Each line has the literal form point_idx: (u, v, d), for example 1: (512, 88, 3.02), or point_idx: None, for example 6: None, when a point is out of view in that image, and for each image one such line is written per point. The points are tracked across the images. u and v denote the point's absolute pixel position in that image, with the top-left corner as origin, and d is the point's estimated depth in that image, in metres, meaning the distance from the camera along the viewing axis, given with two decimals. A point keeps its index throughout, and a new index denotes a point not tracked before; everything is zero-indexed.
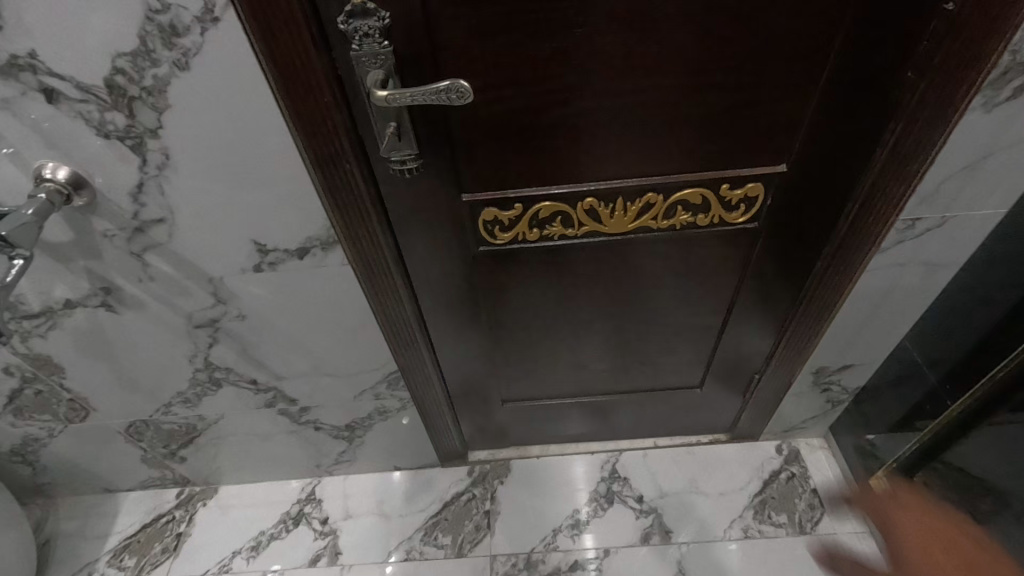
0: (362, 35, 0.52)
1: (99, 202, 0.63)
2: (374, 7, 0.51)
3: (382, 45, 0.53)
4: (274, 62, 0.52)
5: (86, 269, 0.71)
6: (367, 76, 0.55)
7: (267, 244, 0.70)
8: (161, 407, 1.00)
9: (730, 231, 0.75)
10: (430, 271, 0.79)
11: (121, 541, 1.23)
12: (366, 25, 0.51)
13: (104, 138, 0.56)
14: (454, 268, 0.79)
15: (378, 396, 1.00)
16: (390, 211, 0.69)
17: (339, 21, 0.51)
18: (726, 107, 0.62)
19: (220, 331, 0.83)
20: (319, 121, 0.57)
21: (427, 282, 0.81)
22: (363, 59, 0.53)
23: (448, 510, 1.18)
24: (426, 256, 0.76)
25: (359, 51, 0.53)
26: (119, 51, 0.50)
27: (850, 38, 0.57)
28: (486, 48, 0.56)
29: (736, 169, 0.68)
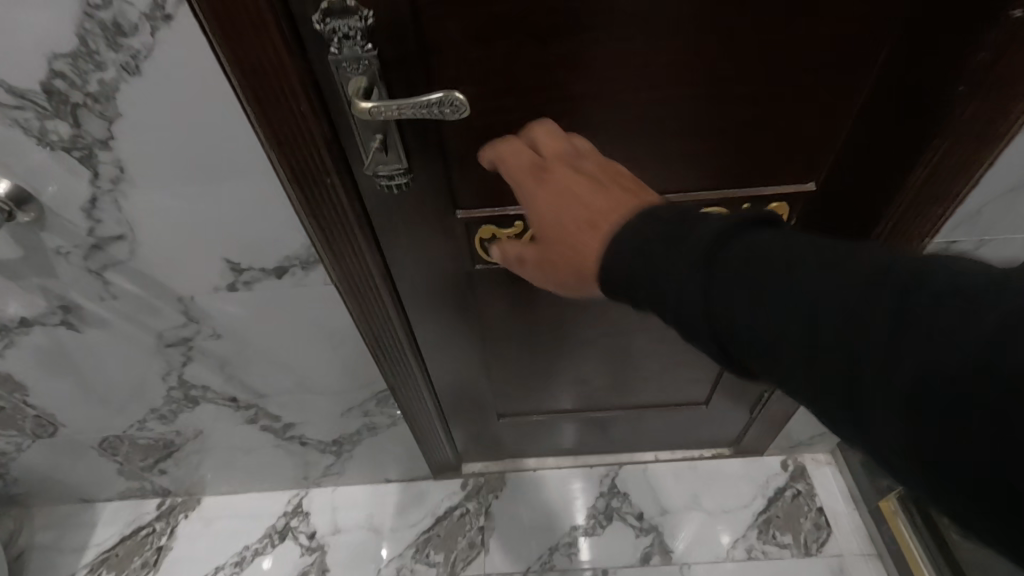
0: (342, 37, 0.45)
1: (48, 218, 0.56)
2: (355, 5, 0.44)
3: (365, 48, 0.46)
4: (238, 67, 0.45)
5: (40, 287, 0.64)
6: (349, 84, 0.48)
7: (240, 263, 0.63)
8: (134, 423, 0.94)
9: None
10: (421, 288, 0.73)
11: (98, 554, 1.18)
12: (346, 26, 0.44)
13: (48, 150, 0.49)
14: (448, 286, 0.73)
15: (367, 413, 0.95)
16: (379, 230, 0.63)
17: (314, 21, 0.44)
18: (750, 120, 0.56)
19: (194, 350, 0.77)
20: (294, 135, 0.50)
21: (418, 299, 0.75)
22: (343, 65, 0.47)
23: (441, 526, 1.14)
24: (416, 274, 0.70)
25: (338, 55, 0.46)
26: (55, 52, 0.43)
27: (897, 47, 0.50)
28: (483, 53, 0.49)
29: (759, 186, 0.63)
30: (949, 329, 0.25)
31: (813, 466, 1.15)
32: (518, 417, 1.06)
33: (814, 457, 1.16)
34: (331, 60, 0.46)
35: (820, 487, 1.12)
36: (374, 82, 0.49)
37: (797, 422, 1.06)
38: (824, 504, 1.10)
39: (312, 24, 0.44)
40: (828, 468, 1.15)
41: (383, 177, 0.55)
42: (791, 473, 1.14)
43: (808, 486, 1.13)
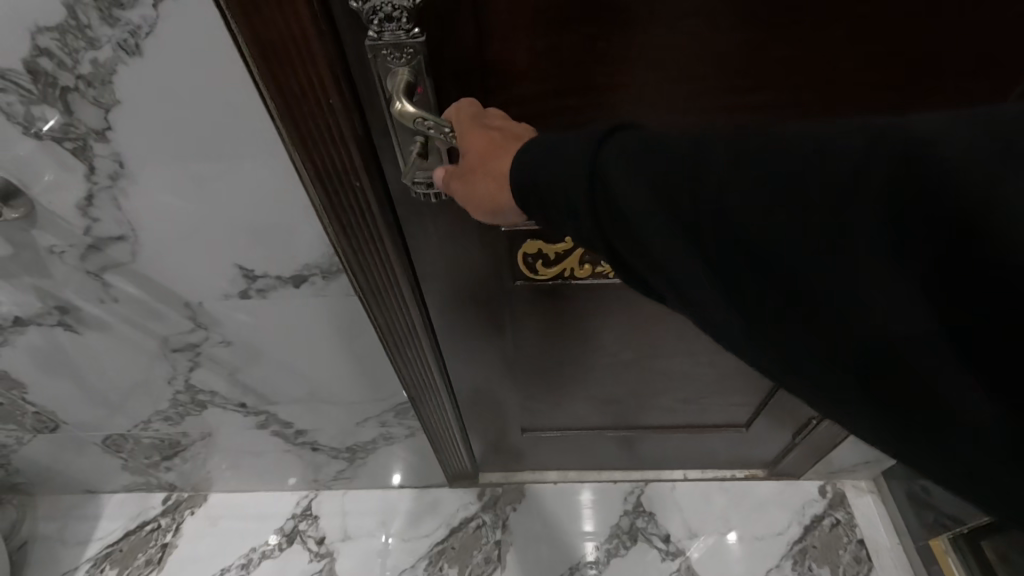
0: (383, 20, 0.37)
1: (39, 215, 0.49)
2: None
3: (410, 33, 0.38)
4: (259, 52, 0.37)
5: (33, 287, 0.58)
6: (389, 77, 0.40)
7: (255, 270, 0.56)
8: (139, 423, 0.89)
9: None
10: (453, 306, 0.66)
11: (102, 549, 1.15)
12: (390, 5, 0.36)
13: (37, 139, 0.42)
14: (482, 303, 0.66)
15: (384, 423, 0.89)
16: (407, 244, 0.56)
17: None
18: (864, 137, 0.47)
19: (202, 356, 0.71)
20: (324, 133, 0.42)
21: (448, 317, 0.67)
22: (383, 53, 0.39)
23: (455, 538, 1.09)
24: (448, 291, 0.63)
25: (378, 41, 0.38)
26: (40, 25, 0.36)
27: None
28: (550, 46, 0.41)
29: None
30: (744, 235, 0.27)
31: (854, 493, 1.08)
32: (542, 433, 1.00)
33: (854, 484, 1.09)
34: (367, 49, 0.39)
35: (861, 517, 1.06)
36: (418, 75, 0.41)
37: (842, 450, 0.99)
38: (865, 536, 1.03)
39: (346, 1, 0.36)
40: (870, 496, 1.08)
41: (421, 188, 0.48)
42: (830, 500, 1.08)
43: (848, 515, 1.06)
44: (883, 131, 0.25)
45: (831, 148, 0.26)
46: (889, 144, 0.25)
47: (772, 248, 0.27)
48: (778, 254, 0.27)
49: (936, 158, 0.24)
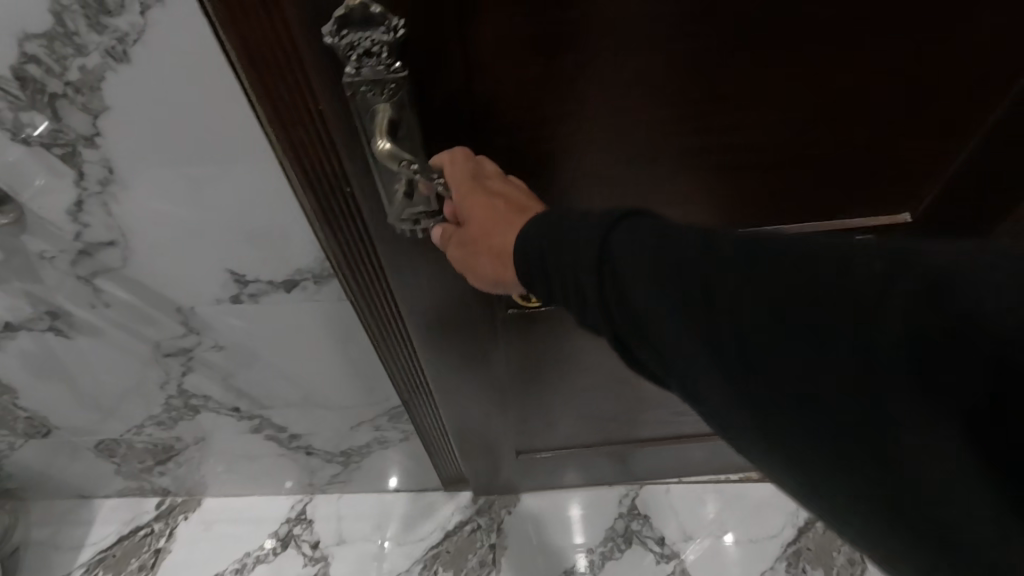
0: (359, 56, 0.36)
1: (29, 220, 0.49)
2: (379, 13, 0.35)
3: (391, 67, 0.37)
4: (248, 72, 0.38)
5: (23, 292, 0.58)
6: (370, 113, 0.39)
7: (246, 275, 0.56)
8: (132, 428, 0.89)
9: None
10: (443, 342, 0.64)
11: (95, 554, 1.14)
12: (368, 39, 0.36)
13: (26, 145, 0.42)
14: (473, 334, 0.65)
15: (379, 427, 0.89)
16: (398, 284, 0.54)
17: (324, 36, 0.35)
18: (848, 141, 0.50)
19: (194, 361, 0.70)
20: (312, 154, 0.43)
21: (438, 352, 0.66)
22: (362, 90, 0.38)
23: (451, 542, 1.09)
24: (436, 327, 0.62)
25: (357, 77, 0.37)
26: (28, 32, 0.36)
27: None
28: (543, 67, 0.43)
29: (844, 220, 0.58)
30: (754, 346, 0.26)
31: None
32: (539, 454, 0.99)
33: None
34: (345, 87, 0.38)
35: None
36: (400, 113, 0.40)
37: None
38: None
39: (320, 37, 0.36)
40: None
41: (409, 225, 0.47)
42: None
43: None
44: (908, 255, 0.24)
45: (853, 265, 0.25)
46: (917, 269, 0.24)
47: (787, 367, 0.26)
48: (788, 366, 0.26)
49: (962, 297, 0.22)
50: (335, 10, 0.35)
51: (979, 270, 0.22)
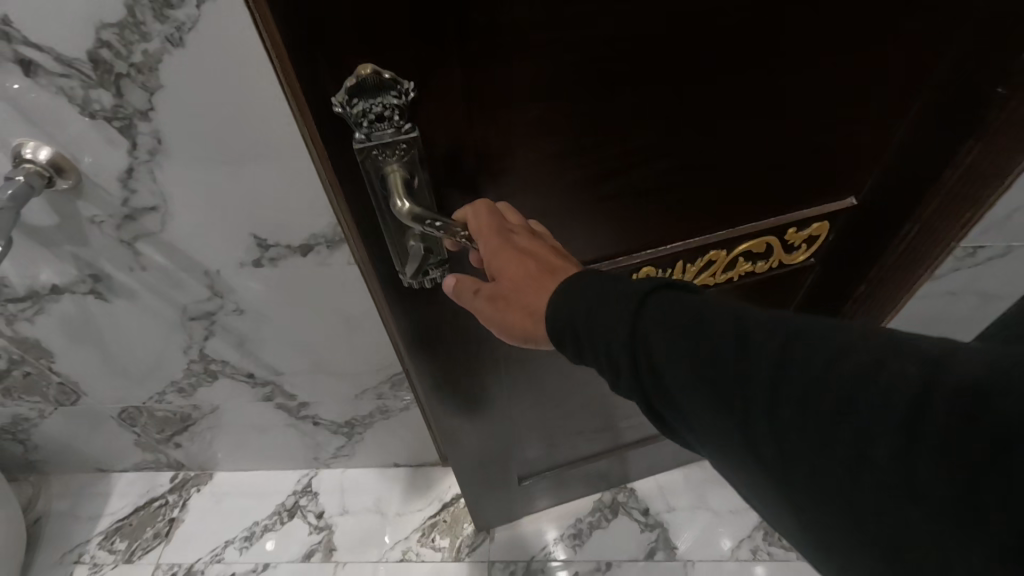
0: (370, 120, 0.43)
1: (85, 187, 0.57)
2: (390, 80, 0.41)
3: (400, 128, 0.44)
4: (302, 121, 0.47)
5: (72, 255, 0.66)
6: (383, 166, 0.46)
7: (267, 240, 0.64)
8: (154, 395, 0.96)
9: (789, 268, 0.73)
10: (448, 363, 0.70)
11: (112, 523, 1.21)
12: (378, 105, 0.42)
13: (90, 118, 0.51)
14: (476, 354, 0.71)
15: (381, 395, 0.96)
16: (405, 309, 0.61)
17: (335, 105, 0.42)
18: (804, 147, 0.57)
19: (216, 325, 0.78)
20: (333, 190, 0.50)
21: (444, 371, 0.72)
22: (374, 149, 0.45)
23: (447, 512, 1.16)
24: (442, 349, 0.68)
25: (368, 140, 0.44)
26: (104, 21, 0.44)
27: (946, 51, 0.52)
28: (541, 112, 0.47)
29: (794, 211, 0.65)
30: (780, 418, 0.30)
31: None
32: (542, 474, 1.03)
33: None
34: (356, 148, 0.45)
35: None
36: (407, 168, 0.47)
37: None
38: None
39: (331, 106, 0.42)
40: None
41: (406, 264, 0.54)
42: None
43: None
44: (937, 361, 0.27)
45: (884, 364, 0.28)
46: (939, 376, 0.26)
47: (808, 441, 0.29)
48: (807, 441, 0.29)
49: (992, 409, 0.25)
50: (347, 82, 0.41)
51: (1010, 385, 0.25)
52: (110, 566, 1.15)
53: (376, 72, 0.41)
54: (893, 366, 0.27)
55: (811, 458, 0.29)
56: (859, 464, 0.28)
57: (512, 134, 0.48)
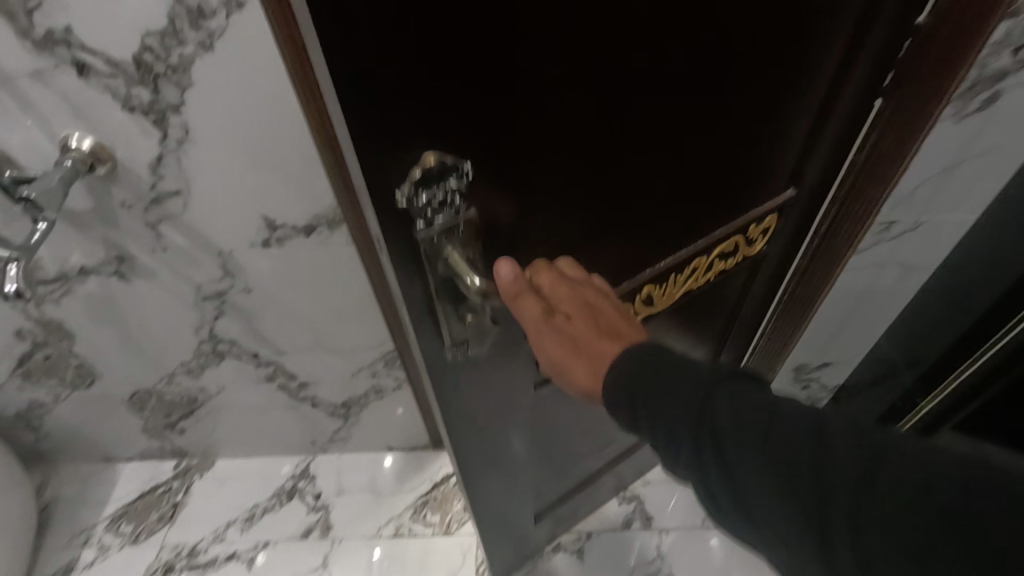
0: (433, 203, 0.44)
1: (119, 173, 0.66)
2: (451, 163, 0.43)
3: (461, 209, 0.46)
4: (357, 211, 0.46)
5: (102, 237, 0.75)
6: (441, 249, 0.47)
7: (276, 221, 0.74)
8: (164, 377, 1.04)
9: (750, 259, 0.77)
10: (478, 414, 0.70)
11: (118, 508, 1.27)
12: (442, 190, 0.44)
13: (129, 112, 0.60)
14: (498, 400, 0.71)
15: (376, 373, 1.05)
16: (444, 371, 0.60)
17: (401, 199, 0.43)
18: (767, 150, 0.62)
19: (226, 304, 0.87)
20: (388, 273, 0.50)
21: (473, 425, 0.70)
22: (437, 232, 0.46)
23: (438, 490, 1.24)
24: (474, 403, 0.67)
25: (431, 227, 0.45)
26: (148, 30, 0.54)
27: (860, 59, 0.59)
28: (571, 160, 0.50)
29: (752, 212, 0.68)
30: (848, 505, 0.35)
31: None
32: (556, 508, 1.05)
33: None
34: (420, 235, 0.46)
35: None
36: (464, 246, 0.48)
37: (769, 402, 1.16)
38: None
39: (395, 197, 0.43)
40: None
41: (452, 329, 0.56)
42: None
43: None
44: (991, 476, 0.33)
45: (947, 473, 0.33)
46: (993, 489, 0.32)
47: (872, 530, 0.34)
48: (871, 529, 0.34)
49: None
50: (414, 173, 0.42)
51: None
52: (117, 547, 1.21)
53: (439, 159, 0.43)
54: (955, 474, 0.33)
55: (873, 547, 0.34)
56: (916, 559, 0.33)
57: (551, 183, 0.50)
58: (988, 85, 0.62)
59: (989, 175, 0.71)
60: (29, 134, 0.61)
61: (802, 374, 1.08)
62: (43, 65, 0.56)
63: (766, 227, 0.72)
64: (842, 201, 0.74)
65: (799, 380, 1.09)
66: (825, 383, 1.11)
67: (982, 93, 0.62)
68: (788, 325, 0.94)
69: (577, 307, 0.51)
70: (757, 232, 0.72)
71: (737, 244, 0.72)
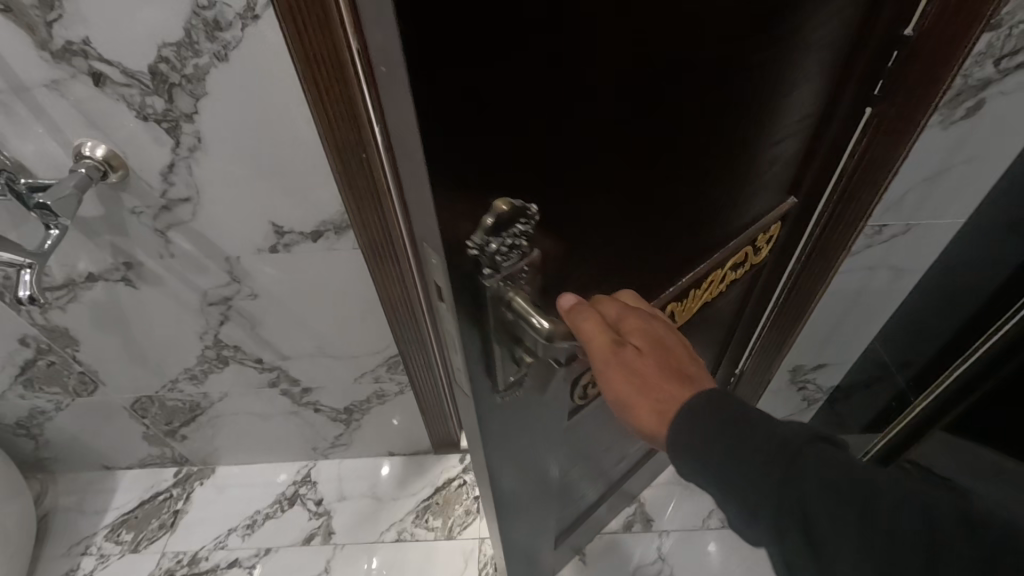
0: (504, 252, 0.42)
1: (131, 180, 0.67)
2: (521, 205, 0.41)
3: (529, 250, 0.43)
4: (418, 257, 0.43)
5: (110, 244, 0.76)
6: (507, 293, 0.45)
7: (284, 227, 0.75)
8: (167, 383, 1.04)
9: (754, 268, 0.80)
10: (517, 452, 0.67)
11: (118, 517, 1.26)
12: (513, 234, 0.41)
13: (142, 120, 0.61)
14: (536, 437, 0.69)
15: (378, 378, 1.06)
16: (492, 414, 0.57)
17: (472, 247, 0.40)
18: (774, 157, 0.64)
19: (232, 310, 0.88)
20: (448, 324, 0.47)
21: (510, 464, 0.68)
22: (506, 276, 0.43)
23: (440, 494, 1.25)
24: (514, 442, 0.65)
25: (497, 274, 0.43)
26: (165, 41, 0.55)
27: (852, 70, 0.61)
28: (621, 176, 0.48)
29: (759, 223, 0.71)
30: None
31: None
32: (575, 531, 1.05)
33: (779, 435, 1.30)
34: (488, 284, 0.43)
35: None
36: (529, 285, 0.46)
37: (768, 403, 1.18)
38: None
39: (465, 248, 0.40)
40: None
41: (506, 375, 0.54)
42: None
43: None
44: None
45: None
46: None
47: None
48: None
49: None
50: (485, 219, 0.40)
51: None
52: (116, 556, 1.20)
53: (512, 205, 0.40)
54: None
55: None
56: None
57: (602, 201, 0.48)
58: (973, 93, 0.64)
59: (976, 180, 0.73)
60: (43, 143, 0.63)
61: (797, 376, 1.10)
62: (60, 75, 0.57)
63: (771, 234, 0.75)
64: (835, 205, 0.77)
65: (795, 382, 1.11)
66: (820, 384, 1.13)
67: (967, 101, 0.65)
68: (784, 328, 0.96)
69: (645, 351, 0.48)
70: (764, 241, 0.75)
71: (747, 255, 0.74)
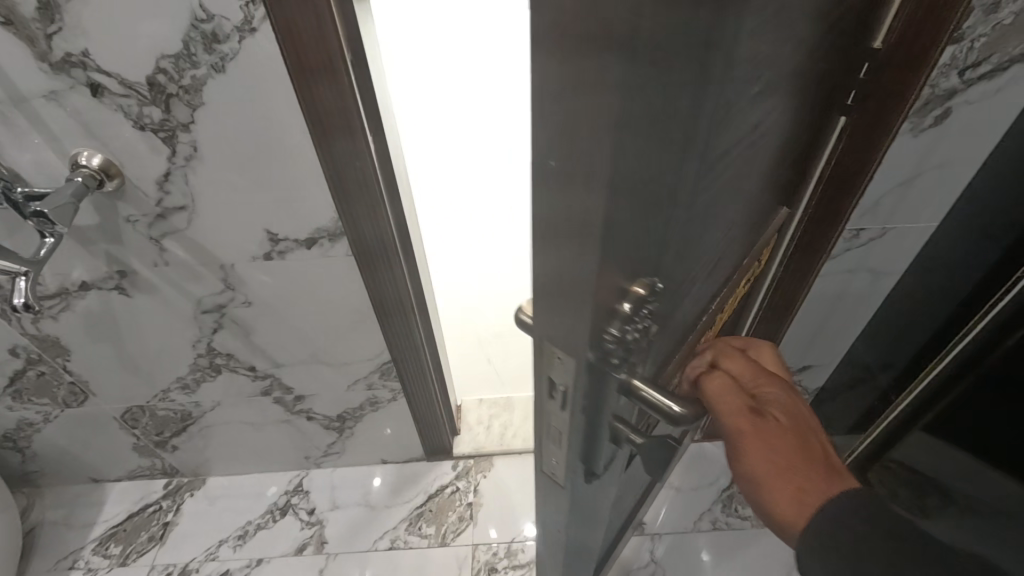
0: (634, 336, 0.37)
1: (127, 188, 0.68)
2: (650, 282, 0.36)
3: (649, 322, 0.39)
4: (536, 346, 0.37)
5: (105, 253, 0.77)
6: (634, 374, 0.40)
7: (278, 234, 0.76)
8: (159, 393, 1.04)
9: (759, 277, 0.82)
10: (591, 501, 0.65)
11: (107, 529, 1.25)
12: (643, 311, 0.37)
13: (140, 129, 0.63)
14: (614, 488, 0.66)
15: (371, 386, 1.07)
16: (582, 477, 0.55)
17: (610, 337, 0.35)
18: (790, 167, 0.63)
19: (226, 317, 0.89)
20: (557, 412, 0.43)
21: (582, 510, 0.67)
22: (632, 354, 0.39)
23: (433, 501, 1.25)
24: (592, 494, 0.63)
25: (624, 358, 0.38)
26: (164, 53, 0.57)
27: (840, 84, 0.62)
28: (724, 212, 0.43)
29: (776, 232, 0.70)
30: None
31: None
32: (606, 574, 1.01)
33: None
34: (617, 376, 0.39)
35: None
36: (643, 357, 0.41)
37: None
38: None
39: (602, 340, 0.35)
40: None
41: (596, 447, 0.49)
42: None
43: None
44: None
45: None
46: None
47: None
48: None
49: None
50: (622, 305, 0.34)
51: None
52: (105, 570, 1.19)
53: (646, 284, 0.36)
54: None
55: None
56: None
57: (705, 243, 0.43)
58: (941, 103, 0.67)
59: (947, 188, 0.76)
60: (39, 152, 0.64)
61: None
62: (59, 87, 0.58)
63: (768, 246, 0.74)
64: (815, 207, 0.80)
65: None
66: (805, 386, 1.15)
67: (934, 110, 0.67)
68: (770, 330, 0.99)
69: (784, 426, 0.48)
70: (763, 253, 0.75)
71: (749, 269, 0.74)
